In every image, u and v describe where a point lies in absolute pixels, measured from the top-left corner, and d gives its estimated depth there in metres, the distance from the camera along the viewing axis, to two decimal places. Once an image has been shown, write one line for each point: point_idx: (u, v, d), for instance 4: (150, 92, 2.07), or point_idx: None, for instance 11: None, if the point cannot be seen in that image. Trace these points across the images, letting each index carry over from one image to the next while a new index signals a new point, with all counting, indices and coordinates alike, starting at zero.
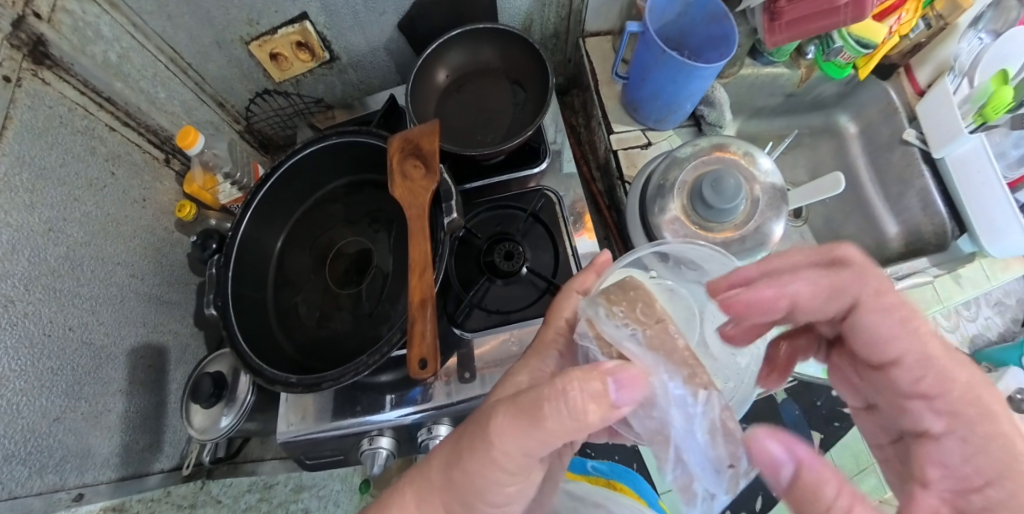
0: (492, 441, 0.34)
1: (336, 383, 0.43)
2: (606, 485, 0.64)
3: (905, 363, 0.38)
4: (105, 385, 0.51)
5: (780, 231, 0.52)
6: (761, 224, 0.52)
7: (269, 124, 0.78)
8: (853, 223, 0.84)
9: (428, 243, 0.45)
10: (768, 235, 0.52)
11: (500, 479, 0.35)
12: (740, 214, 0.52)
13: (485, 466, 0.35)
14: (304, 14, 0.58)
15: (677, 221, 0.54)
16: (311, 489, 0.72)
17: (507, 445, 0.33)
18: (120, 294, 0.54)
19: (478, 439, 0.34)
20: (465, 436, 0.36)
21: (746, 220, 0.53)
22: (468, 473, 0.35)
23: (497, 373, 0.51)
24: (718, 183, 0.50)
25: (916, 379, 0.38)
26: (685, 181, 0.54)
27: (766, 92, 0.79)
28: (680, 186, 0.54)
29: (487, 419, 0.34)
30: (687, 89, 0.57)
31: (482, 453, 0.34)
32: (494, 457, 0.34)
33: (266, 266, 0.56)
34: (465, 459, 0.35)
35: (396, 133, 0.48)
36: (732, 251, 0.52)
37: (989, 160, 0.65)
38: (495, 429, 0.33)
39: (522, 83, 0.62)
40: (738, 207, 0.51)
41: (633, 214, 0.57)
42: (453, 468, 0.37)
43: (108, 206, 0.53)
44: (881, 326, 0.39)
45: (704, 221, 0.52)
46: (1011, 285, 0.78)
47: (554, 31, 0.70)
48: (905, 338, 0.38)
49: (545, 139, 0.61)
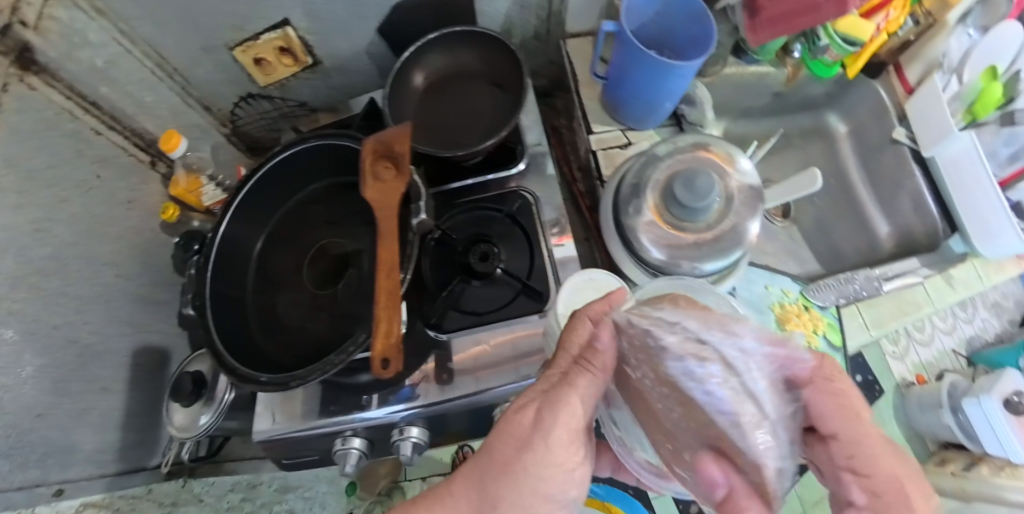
0: (548, 451, 0.36)
1: (304, 381, 0.44)
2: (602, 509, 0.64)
3: (841, 438, 0.34)
4: (90, 383, 0.53)
5: (755, 229, 0.51)
6: (735, 222, 0.51)
7: (256, 127, 0.77)
8: (844, 224, 0.82)
9: (394, 243, 0.45)
10: (743, 234, 0.50)
11: (553, 476, 0.36)
12: (713, 214, 0.50)
13: (540, 467, 0.36)
14: (287, 20, 0.59)
15: (652, 221, 0.52)
16: (297, 489, 0.70)
17: (560, 435, 0.36)
18: (106, 293, 0.56)
19: (524, 445, 0.36)
20: (499, 447, 0.37)
21: (720, 219, 0.51)
22: (519, 482, 0.36)
23: (495, 371, 0.51)
24: (691, 182, 0.48)
25: (847, 455, 0.35)
26: (658, 179, 0.53)
27: (752, 91, 0.78)
28: (654, 184, 0.53)
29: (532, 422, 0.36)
30: (666, 88, 0.56)
31: (533, 453, 0.36)
32: (547, 450, 0.36)
33: (246, 265, 0.57)
34: (512, 468, 0.36)
35: (369, 136, 0.48)
36: (705, 252, 0.50)
37: (980, 159, 0.64)
38: (541, 438, 0.36)
39: (502, 86, 0.59)
40: (710, 208, 0.49)
41: (607, 214, 0.56)
42: (494, 483, 0.36)
43: (95, 208, 0.55)
44: (821, 402, 0.34)
45: (678, 221, 0.51)
46: (1008, 288, 0.79)
47: (535, 33, 0.70)
48: (844, 418, 0.34)
49: (523, 141, 0.61)
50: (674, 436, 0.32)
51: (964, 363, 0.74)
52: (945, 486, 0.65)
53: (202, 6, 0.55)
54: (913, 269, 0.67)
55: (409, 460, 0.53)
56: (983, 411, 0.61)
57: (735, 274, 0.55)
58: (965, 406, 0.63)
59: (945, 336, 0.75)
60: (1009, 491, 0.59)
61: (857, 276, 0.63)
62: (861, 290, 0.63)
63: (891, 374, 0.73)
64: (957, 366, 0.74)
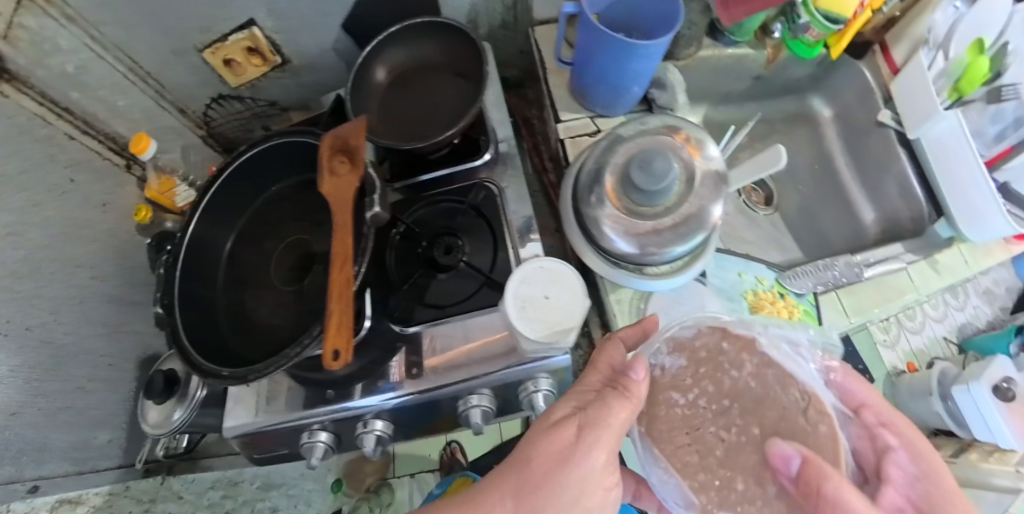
0: (587, 472, 0.36)
1: (261, 375, 0.44)
2: None
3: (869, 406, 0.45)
4: (65, 382, 0.54)
5: (718, 211, 0.48)
6: (696, 205, 0.48)
7: (230, 128, 0.77)
8: (831, 212, 0.80)
9: (349, 237, 0.45)
10: (708, 217, 0.48)
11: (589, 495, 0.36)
12: (672, 198, 0.47)
13: (579, 483, 0.35)
14: (253, 20, 0.60)
15: (609, 207, 0.49)
16: (281, 488, 0.70)
17: (599, 456, 0.36)
18: (80, 295, 0.57)
19: (570, 460, 0.35)
20: (538, 461, 0.36)
21: (681, 203, 0.48)
22: (559, 498, 0.35)
23: (487, 367, 0.50)
24: (646, 163, 0.45)
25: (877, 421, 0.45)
26: (617, 163, 0.50)
27: (732, 75, 0.76)
28: (613, 170, 0.50)
29: (572, 440, 0.36)
30: (631, 69, 0.55)
31: (576, 468, 0.35)
32: (588, 467, 0.36)
33: (215, 265, 0.57)
34: (553, 483, 0.35)
35: (327, 132, 0.49)
36: (665, 237, 0.47)
37: (965, 138, 0.62)
38: (580, 457, 0.35)
39: (466, 76, 0.58)
40: (668, 191, 0.46)
41: (566, 203, 0.54)
42: (531, 497, 0.35)
43: (69, 211, 0.56)
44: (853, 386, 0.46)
45: (635, 206, 0.48)
46: (1000, 274, 0.78)
47: (502, 22, 0.69)
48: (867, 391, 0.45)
49: (487, 131, 0.59)
50: (725, 461, 0.39)
51: (955, 350, 0.72)
52: None
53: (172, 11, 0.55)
54: (895, 255, 0.67)
55: (371, 453, 0.53)
56: (974, 399, 0.59)
57: (705, 260, 0.52)
58: (955, 394, 0.61)
59: (937, 324, 0.74)
60: (997, 476, 0.57)
61: (836, 263, 0.62)
62: (841, 277, 0.62)
63: (881, 362, 0.71)
64: (948, 354, 0.72)
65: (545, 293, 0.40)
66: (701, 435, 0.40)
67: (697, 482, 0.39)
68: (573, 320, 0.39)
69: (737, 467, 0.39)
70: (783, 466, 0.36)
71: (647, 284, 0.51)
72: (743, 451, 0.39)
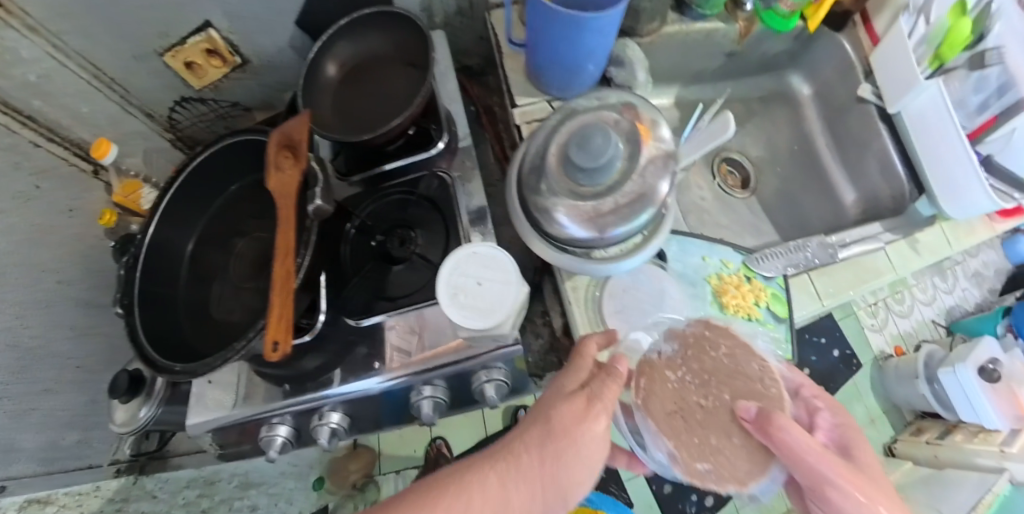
0: (593, 440, 0.38)
1: (206, 368, 0.43)
2: None
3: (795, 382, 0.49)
4: (32, 384, 0.55)
5: (665, 188, 0.45)
6: (644, 182, 0.44)
7: (198, 130, 0.78)
8: (811, 194, 0.78)
9: (291, 229, 0.44)
10: (653, 194, 0.45)
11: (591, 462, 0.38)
12: (614, 174, 0.44)
13: (588, 449, 0.38)
14: (208, 22, 0.60)
15: (552, 192, 0.46)
16: (260, 486, 0.72)
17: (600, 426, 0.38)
18: (46, 299, 0.58)
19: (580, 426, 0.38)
20: (550, 428, 0.38)
21: (623, 180, 0.44)
22: (574, 458, 0.37)
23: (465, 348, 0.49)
24: (583, 141, 0.42)
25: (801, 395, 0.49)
26: (557, 144, 0.47)
27: (703, 51, 0.73)
28: (553, 153, 0.46)
29: (577, 410, 0.38)
30: (582, 46, 0.52)
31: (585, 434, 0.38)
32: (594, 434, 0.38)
33: (177, 264, 0.58)
34: (567, 448, 0.37)
35: (275, 128, 0.48)
36: (607, 218, 0.45)
37: (945, 108, 0.59)
38: (589, 425, 0.38)
39: (416, 64, 0.57)
40: (611, 168, 0.43)
41: (512, 196, 0.51)
42: (549, 458, 0.37)
43: (33, 217, 0.56)
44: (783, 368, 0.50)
45: (575, 185, 0.44)
46: (988, 258, 0.87)
47: (457, 9, 0.67)
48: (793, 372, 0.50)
49: (441, 116, 0.57)
50: (705, 422, 0.40)
51: (944, 332, 0.81)
52: (919, 457, 0.71)
53: (127, 18, 0.55)
54: (874, 234, 0.64)
55: (327, 446, 0.53)
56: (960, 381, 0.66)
57: (661, 240, 0.50)
58: (943, 376, 0.67)
59: (925, 308, 0.82)
60: (980, 456, 0.65)
61: (810, 243, 0.60)
62: (814, 258, 0.60)
63: (869, 346, 0.78)
64: (936, 336, 0.81)
65: (477, 279, 0.41)
66: (687, 404, 0.41)
67: (681, 441, 0.40)
68: (506, 306, 0.41)
69: (712, 426, 0.40)
70: (744, 414, 0.40)
71: (593, 269, 0.50)
72: (718, 414, 0.41)
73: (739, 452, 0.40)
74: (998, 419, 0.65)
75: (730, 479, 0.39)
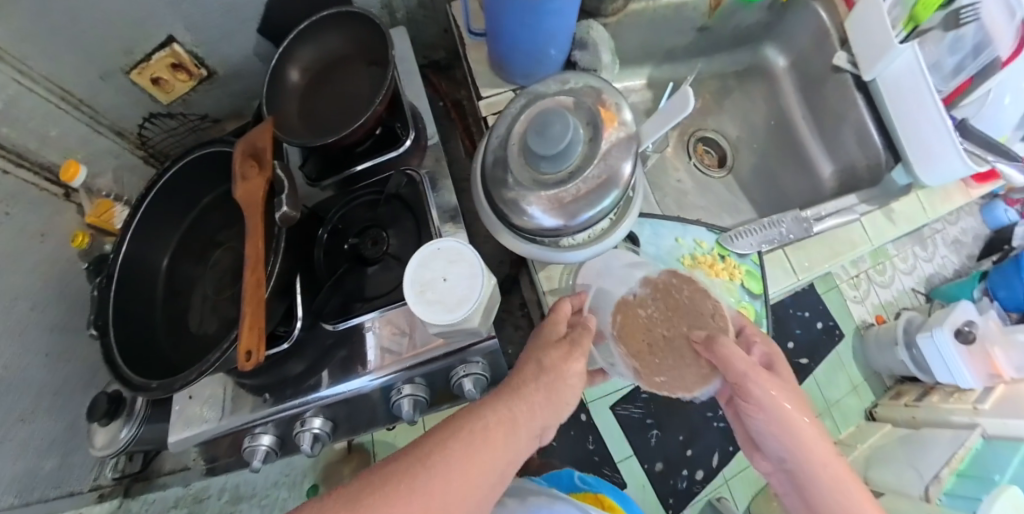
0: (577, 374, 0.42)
1: (184, 382, 0.43)
2: (595, 499, 0.62)
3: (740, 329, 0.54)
4: (8, 413, 0.53)
5: (628, 168, 0.45)
6: (607, 165, 0.44)
7: (168, 144, 0.78)
8: (787, 170, 0.79)
9: (259, 238, 0.44)
10: (616, 176, 0.44)
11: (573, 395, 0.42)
12: (575, 158, 0.44)
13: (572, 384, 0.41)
14: (172, 36, 0.60)
15: (519, 184, 0.46)
16: (250, 499, 0.75)
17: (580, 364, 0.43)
18: (20, 324, 0.57)
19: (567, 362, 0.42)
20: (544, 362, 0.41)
21: (585, 163, 0.44)
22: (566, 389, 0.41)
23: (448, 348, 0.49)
24: (542, 128, 0.43)
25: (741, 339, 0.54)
26: (518, 132, 0.47)
27: (672, 27, 0.73)
28: (516, 140, 0.47)
29: (562, 351, 0.43)
30: (542, 29, 0.52)
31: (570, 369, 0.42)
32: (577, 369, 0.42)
33: (150, 281, 0.57)
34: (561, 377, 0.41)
35: (239, 139, 0.48)
36: (573, 203, 0.45)
37: (921, 72, 0.59)
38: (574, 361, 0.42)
39: (378, 63, 0.57)
40: (572, 153, 0.44)
41: (479, 187, 0.52)
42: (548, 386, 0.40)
43: (5, 242, 0.55)
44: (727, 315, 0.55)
45: (536, 172, 0.45)
46: (967, 224, 0.88)
47: (419, 3, 0.67)
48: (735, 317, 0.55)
49: (399, 116, 0.57)
50: (662, 348, 0.50)
51: (923, 300, 0.82)
52: (899, 418, 0.73)
53: (91, 34, 0.54)
54: (850, 207, 0.64)
55: (310, 451, 0.52)
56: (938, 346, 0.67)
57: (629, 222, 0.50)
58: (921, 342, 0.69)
59: (906, 277, 0.83)
60: (954, 414, 0.66)
61: (784, 218, 0.60)
62: (789, 233, 0.60)
63: (851, 317, 0.80)
64: (916, 304, 0.82)
65: (443, 274, 0.41)
66: (653, 334, 0.51)
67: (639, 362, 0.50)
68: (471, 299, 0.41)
69: (670, 351, 0.50)
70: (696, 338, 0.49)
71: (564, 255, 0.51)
72: (675, 342, 0.51)
73: (692, 370, 0.49)
74: (971, 379, 0.66)
75: (678, 388, 0.50)
